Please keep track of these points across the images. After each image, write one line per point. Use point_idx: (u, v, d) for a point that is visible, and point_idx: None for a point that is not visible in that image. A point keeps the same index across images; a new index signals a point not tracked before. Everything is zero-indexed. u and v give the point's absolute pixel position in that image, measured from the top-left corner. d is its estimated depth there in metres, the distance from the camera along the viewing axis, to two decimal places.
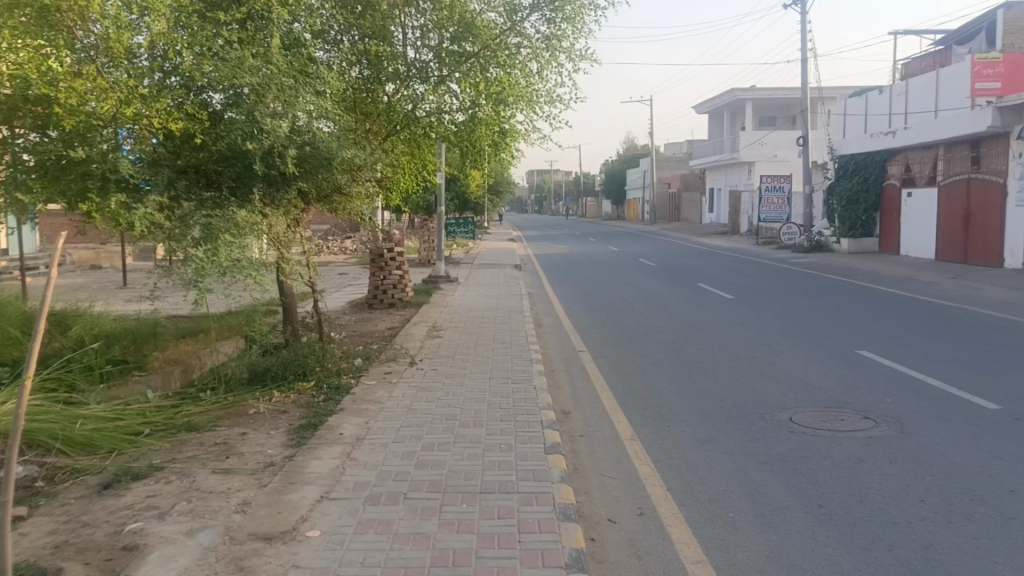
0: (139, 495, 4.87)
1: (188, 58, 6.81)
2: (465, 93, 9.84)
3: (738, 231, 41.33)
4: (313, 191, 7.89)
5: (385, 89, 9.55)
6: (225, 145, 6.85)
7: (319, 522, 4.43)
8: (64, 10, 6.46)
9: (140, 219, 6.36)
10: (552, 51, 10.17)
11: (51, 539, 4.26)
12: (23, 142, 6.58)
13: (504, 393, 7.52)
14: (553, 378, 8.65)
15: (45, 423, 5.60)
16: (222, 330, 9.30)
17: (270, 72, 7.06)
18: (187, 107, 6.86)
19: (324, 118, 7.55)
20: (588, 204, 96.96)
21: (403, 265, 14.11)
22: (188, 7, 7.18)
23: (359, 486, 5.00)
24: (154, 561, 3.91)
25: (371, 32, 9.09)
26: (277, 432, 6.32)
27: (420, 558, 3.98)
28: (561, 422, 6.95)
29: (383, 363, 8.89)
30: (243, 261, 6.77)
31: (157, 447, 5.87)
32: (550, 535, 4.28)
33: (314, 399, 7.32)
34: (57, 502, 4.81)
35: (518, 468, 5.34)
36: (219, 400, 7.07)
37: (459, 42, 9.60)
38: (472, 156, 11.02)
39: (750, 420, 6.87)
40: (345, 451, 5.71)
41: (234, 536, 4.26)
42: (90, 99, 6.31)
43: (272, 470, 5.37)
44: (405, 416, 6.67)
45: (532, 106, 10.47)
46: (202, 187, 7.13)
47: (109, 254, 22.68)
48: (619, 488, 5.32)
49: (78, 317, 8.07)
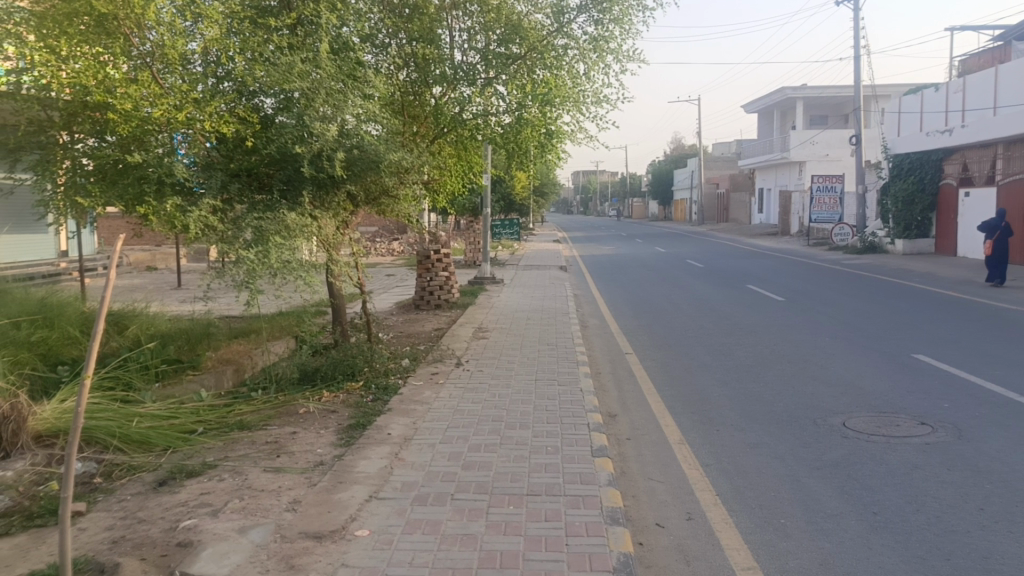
0: (193, 493, 4.97)
1: (241, 63, 6.96)
2: (512, 95, 9.81)
3: (787, 232, 40.66)
4: (362, 194, 7.97)
5: (432, 92, 9.61)
6: (276, 148, 7.00)
7: (367, 522, 4.47)
8: (121, 18, 6.57)
9: (194, 222, 6.52)
10: (599, 52, 10.11)
11: (108, 535, 4.36)
12: (82, 147, 6.83)
13: (550, 395, 7.51)
14: (599, 381, 8.62)
15: (103, 421, 5.74)
16: (273, 330, 9.45)
17: (319, 76, 7.12)
18: (239, 111, 7.01)
19: (373, 122, 7.62)
20: (634, 207, 97.21)
21: (449, 266, 14.20)
22: (240, 13, 7.29)
23: (406, 486, 5.03)
24: (207, 558, 3.98)
25: (419, 36, 9.29)
26: (326, 432, 6.40)
27: (467, 559, 3.99)
28: (607, 424, 6.91)
29: (430, 364, 8.94)
30: (293, 263, 6.83)
31: (210, 445, 6.00)
32: (598, 538, 4.25)
33: (362, 400, 7.40)
34: (114, 499, 4.93)
35: (564, 470, 5.32)
36: (270, 399, 7.21)
37: (506, 45, 9.60)
38: (518, 160, 10.91)
39: (801, 424, 6.75)
40: (393, 451, 5.77)
41: (284, 534, 4.32)
42: (145, 104, 6.45)
43: (321, 469, 5.44)
44: (452, 417, 6.70)
45: (579, 108, 10.37)
46: (254, 189, 7.34)
47: (164, 256, 23.24)
48: (667, 492, 5.27)
49: (134, 317, 8.27)
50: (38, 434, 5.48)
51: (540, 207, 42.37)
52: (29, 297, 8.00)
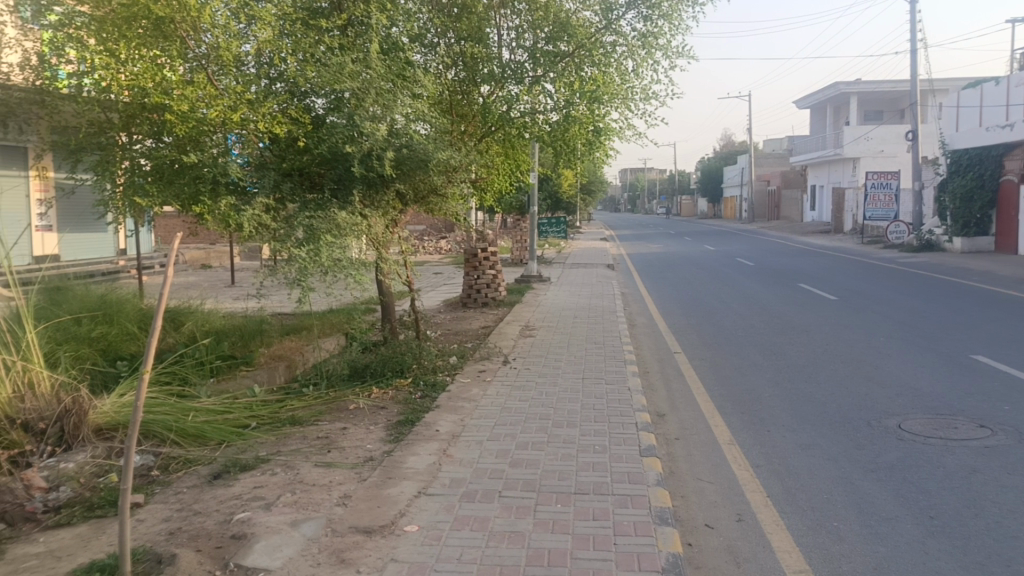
0: (246, 486, 5.07)
1: (293, 65, 7.07)
2: (561, 93, 9.79)
3: (841, 230, 39.87)
4: (411, 193, 8.03)
5: (480, 90, 9.65)
6: (327, 148, 7.09)
7: (416, 517, 4.51)
8: (177, 22, 6.71)
9: (248, 220, 6.65)
10: (648, 49, 10.02)
11: (166, 526, 4.47)
12: (140, 148, 7.03)
13: (598, 393, 7.48)
14: (648, 380, 8.56)
15: (160, 414, 5.89)
16: (324, 327, 9.58)
17: (369, 76, 7.20)
18: (291, 111, 7.12)
19: (422, 121, 7.67)
20: (683, 205, 96.36)
21: (496, 265, 14.25)
22: (292, 15, 7.39)
23: (455, 482, 5.06)
24: (261, 550, 4.05)
25: (467, 35, 9.33)
26: (375, 428, 6.47)
27: (515, 556, 4.00)
28: (656, 424, 6.86)
29: (477, 362, 8.98)
30: (343, 261, 6.92)
31: (263, 440, 6.12)
32: (646, 538, 4.23)
33: (411, 396, 7.46)
34: (171, 491, 5.06)
35: (612, 470, 5.30)
36: (321, 395, 7.32)
37: (554, 42, 9.59)
38: (565, 158, 10.88)
39: (855, 426, 6.62)
40: (441, 447, 5.81)
41: (335, 528, 4.38)
42: (200, 105, 6.59)
43: (371, 465, 5.50)
44: (500, 415, 6.72)
45: (628, 104, 10.28)
46: (306, 188, 7.46)
47: (219, 254, 23.73)
48: (717, 493, 5.22)
49: (190, 314, 8.47)
50: (99, 427, 5.63)
51: (587, 205, 42.23)
52: (89, 294, 8.24)
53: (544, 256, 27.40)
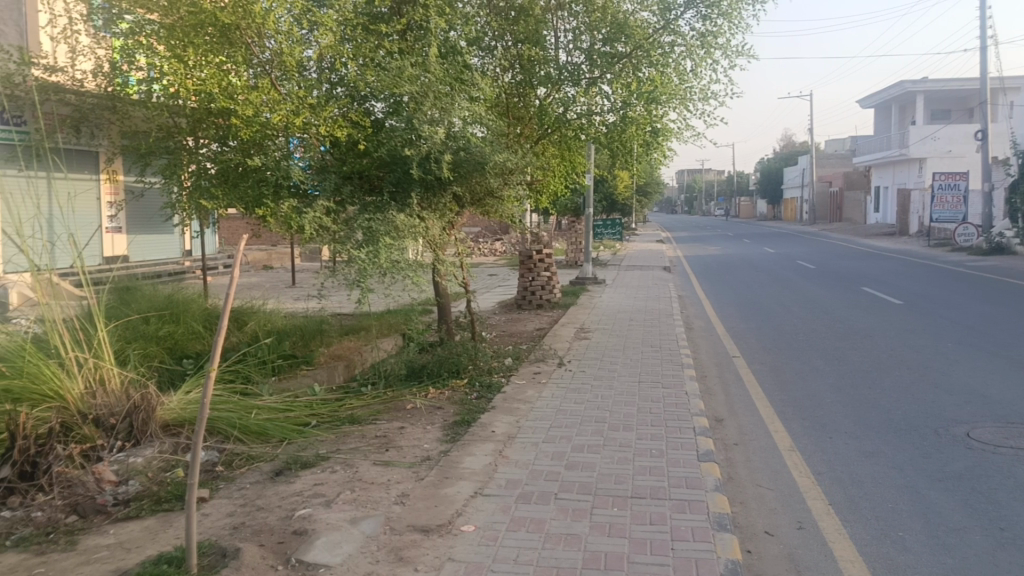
0: (307, 483, 5.17)
1: (353, 69, 7.20)
2: (618, 94, 9.69)
3: (906, 232, 38.83)
4: (467, 195, 8.09)
5: (537, 92, 9.68)
6: (387, 151, 7.18)
7: (473, 518, 4.55)
8: (243, 28, 6.91)
9: (308, 222, 6.81)
10: (707, 48, 9.91)
11: (230, 520, 4.59)
12: (206, 152, 7.24)
13: (655, 397, 7.42)
14: (706, 384, 8.46)
15: (225, 412, 6.03)
16: (382, 327, 9.72)
17: (428, 80, 7.28)
18: (352, 115, 7.24)
19: (479, 123, 7.72)
20: (742, 206, 94.93)
21: (552, 266, 14.26)
22: (353, 21, 7.50)
23: (511, 484, 5.08)
24: (321, 546, 4.13)
25: (524, 37, 9.36)
26: (432, 427, 6.54)
27: (571, 559, 4.00)
28: (714, 429, 6.78)
29: (532, 364, 9.00)
30: (402, 263, 7.00)
31: (323, 438, 6.23)
32: (705, 544, 4.19)
33: (467, 397, 7.51)
34: (235, 487, 5.19)
35: (670, 474, 5.26)
36: (379, 395, 7.42)
37: (611, 43, 9.54)
38: (622, 159, 10.77)
39: (921, 434, 6.44)
40: (497, 448, 5.84)
41: (393, 526, 4.44)
42: (264, 110, 6.74)
43: (428, 464, 5.56)
44: (556, 416, 6.73)
45: (686, 105, 10.14)
46: (365, 191, 7.57)
47: (280, 256, 24.25)
48: (777, 500, 5.14)
49: (253, 314, 8.67)
50: (166, 423, 5.81)
51: (643, 207, 41.96)
52: (157, 294, 8.49)
53: (599, 258, 27.31)
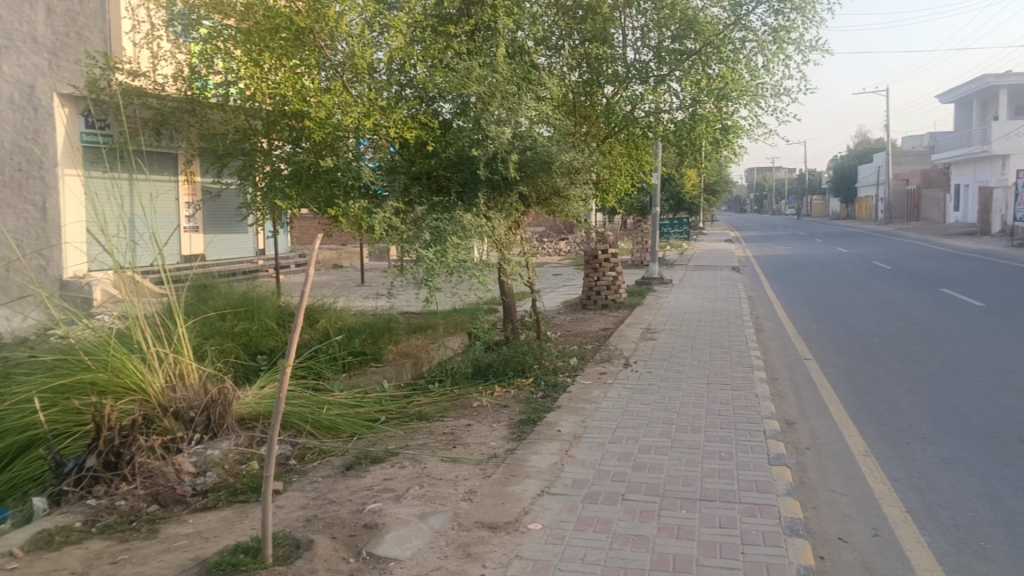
0: (377, 478, 5.26)
1: (422, 71, 7.31)
2: (687, 91, 9.58)
3: (987, 231, 37.36)
4: (533, 195, 8.11)
5: (604, 91, 9.66)
6: (454, 151, 7.25)
7: (540, 516, 4.56)
8: (317, 32, 7.09)
9: (378, 223, 6.95)
10: (779, 44, 9.71)
11: (303, 513, 4.70)
12: (279, 154, 7.44)
13: (724, 399, 7.32)
14: (776, 387, 8.30)
15: (297, 406, 6.19)
16: (448, 326, 9.82)
17: (495, 81, 7.36)
18: (420, 116, 7.34)
19: (545, 123, 7.74)
20: (814, 204, 92.69)
21: (617, 266, 14.21)
22: (423, 23, 7.60)
23: (577, 483, 5.08)
24: (391, 540, 4.20)
25: (592, 36, 9.34)
26: (498, 425, 6.58)
27: (639, 560, 3.98)
28: (785, 432, 6.65)
29: (598, 364, 8.97)
30: (468, 262, 7.06)
31: (391, 433, 6.33)
32: (776, 549, 4.11)
33: (533, 396, 7.53)
34: (307, 480, 5.31)
35: (739, 478, 5.18)
36: (446, 392, 7.50)
37: (680, 41, 9.45)
38: (691, 158, 10.61)
39: (1004, 441, 6.20)
40: (563, 448, 5.84)
41: (462, 522, 4.48)
42: (336, 112, 6.88)
43: (495, 462, 5.59)
44: (622, 417, 6.69)
45: (757, 101, 9.94)
46: (433, 191, 7.66)
47: (349, 255, 24.69)
48: (851, 506, 5.01)
49: (324, 312, 8.85)
50: (242, 417, 5.99)
51: (711, 206, 41.35)
52: (232, 292, 8.74)
53: (666, 257, 27.05)
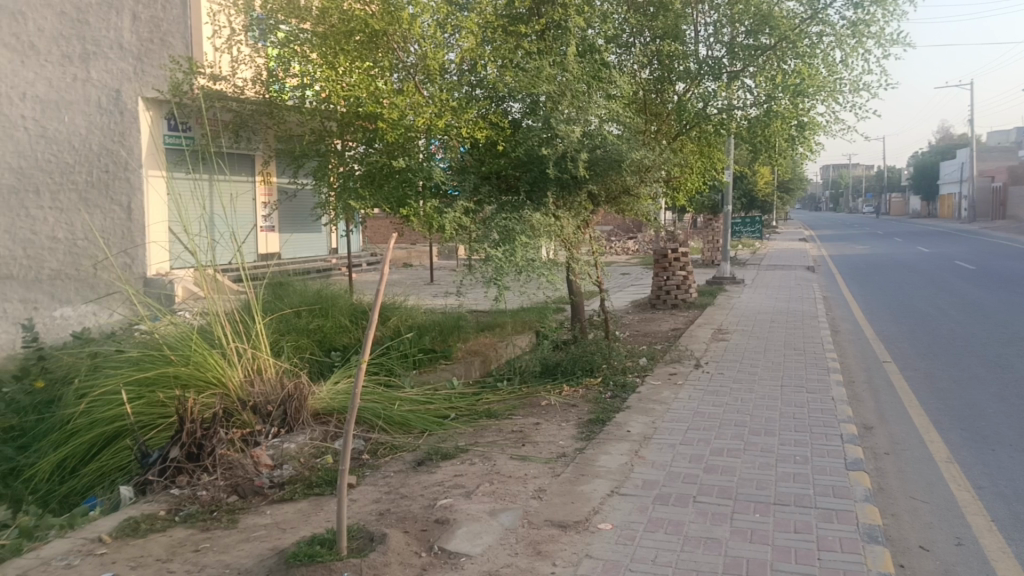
0: (448, 474, 5.32)
1: (493, 71, 7.37)
2: (761, 87, 9.41)
3: None
4: (602, 193, 8.06)
5: (675, 88, 9.58)
6: (524, 151, 7.27)
7: (610, 516, 4.55)
8: (391, 34, 7.24)
9: (448, 222, 7.05)
10: (858, 38, 9.44)
11: (376, 507, 4.79)
12: (352, 155, 7.58)
13: (799, 402, 7.16)
14: (853, 390, 8.08)
15: (370, 402, 6.31)
16: (516, 324, 9.86)
17: (565, 79, 7.36)
18: (491, 116, 7.40)
19: (615, 121, 7.70)
20: (893, 202, 89.76)
21: (687, 265, 14.03)
22: (495, 22, 7.65)
23: (648, 484, 5.04)
24: (462, 536, 4.25)
25: (663, 33, 9.25)
26: (567, 424, 6.58)
27: (711, 563, 3.94)
28: (863, 436, 6.47)
29: (668, 364, 8.88)
30: (537, 261, 7.05)
31: (462, 430, 6.39)
32: (854, 556, 4.01)
33: (601, 396, 7.50)
34: (380, 474, 5.41)
35: (815, 482, 5.06)
36: (514, 390, 7.53)
37: (754, 36, 9.29)
38: (765, 154, 10.35)
39: None
40: (633, 448, 5.80)
41: (531, 520, 4.50)
42: (408, 113, 6.98)
43: (564, 461, 5.59)
44: (693, 418, 6.62)
45: (835, 97, 9.63)
46: (502, 190, 7.70)
47: (419, 254, 24.98)
48: (933, 513, 4.85)
49: (395, 310, 8.98)
50: (317, 412, 6.13)
51: (784, 205, 40.48)
52: (307, 290, 8.95)
53: (737, 257, 26.57)
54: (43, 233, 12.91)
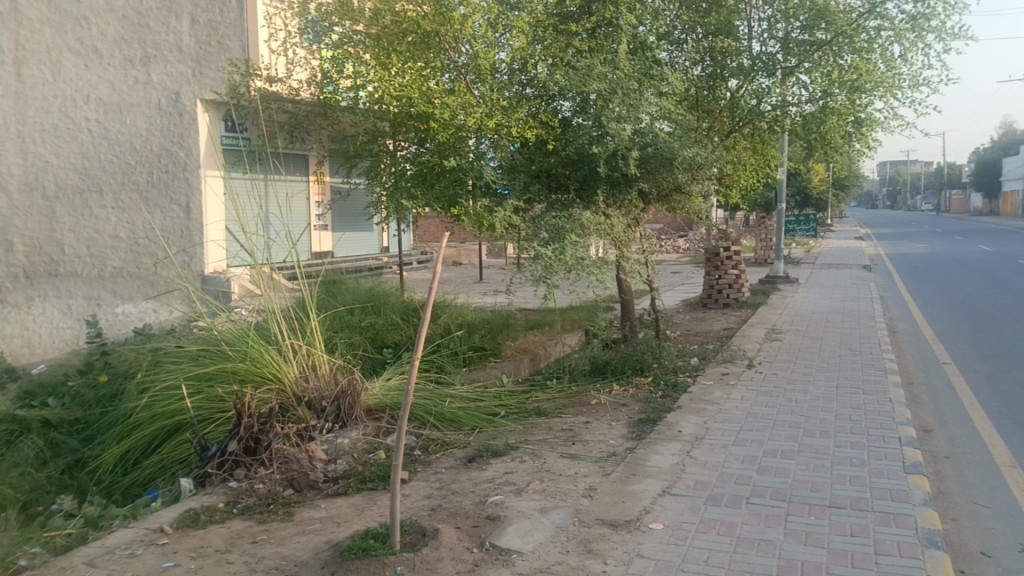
0: (498, 471, 5.36)
1: (544, 70, 7.41)
2: (817, 83, 9.24)
3: None
4: (653, 191, 7.93)
5: (728, 85, 9.41)
6: (574, 149, 7.27)
7: (661, 516, 4.53)
8: (442, 35, 7.31)
9: (498, 221, 7.11)
10: (918, 31, 9.21)
11: (428, 502, 4.84)
12: (404, 155, 7.64)
13: (855, 403, 7.02)
14: (912, 392, 7.90)
15: (421, 398, 6.39)
16: (566, 323, 9.85)
17: (616, 77, 7.26)
18: (541, 115, 7.43)
19: (666, 118, 7.64)
20: (954, 200, 87.34)
21: (740, 264, 13.85)
22: (545, 22, 7.70)
23: (700, 485, 5.01)
24: (513, 533, 4.27)
25: (716, 29, 9.17)
26: (618, 424, 6.56)
27: (765, 565, 3.89)
28: (922, 439, 6.32)
29: (719, 364, 8.79)
30: (586, 260, 7.02)
31: (511, 428, 6.42)
32: (912, 560, 3.93)
33: (652, 395, 7.46)
34: (431, 470, 5.47)
35: (872, 485, 4.97)
36: (564, 389, 7.54)
37: (810, 31, 9.18)
38: (820, 151, 10.14)
39: None
40: (684, 448, 5.76)
41: (582, 518, 4.50)
42: (460, 113, 7.02)
43: (615, 460, 5.58)
44: (746, 419, 6.54)
45: (894, 92, 9.42)
46: (552, 189, 7.72)
47: (468, 252, 25.12)
48: (995, 519, 4.72)
49: (445, 308, 9.05)
50: (369, 408, 6.23)
51: (840, 203, 39.67)
52: (359, 287, 9.06)
53: (791, 255, 26.14)
54: (106, 232, 13.31)
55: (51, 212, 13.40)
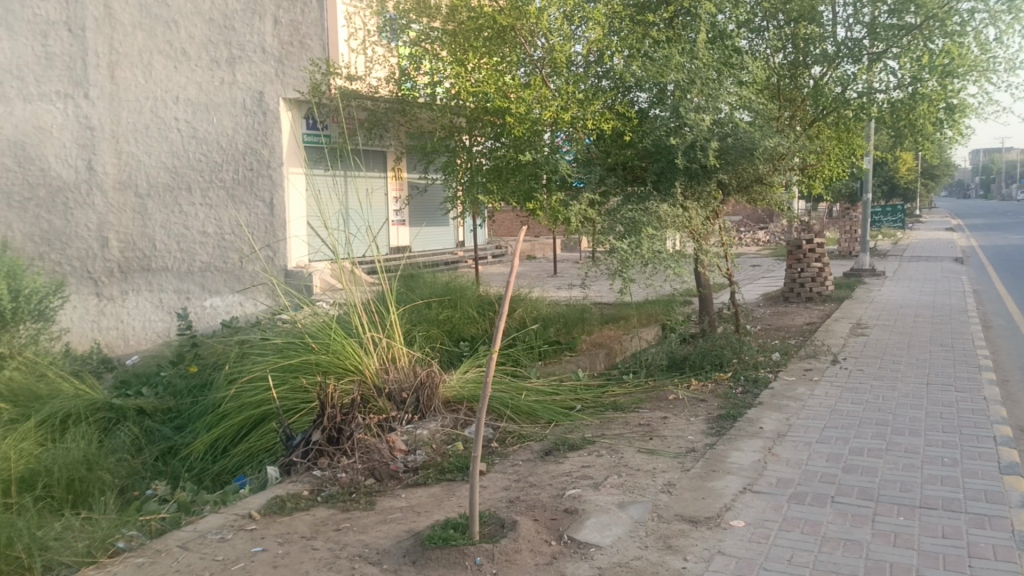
0: (575, 464, 5.36)
1: (620, 61, 7.35)
2: (906, 69, 8.90)
3: None
4: (733, 182, 7.79)
5: (811, 72, 9.22)
6: (651, 141, 7.18)
7: (743, 513, 4.45)
8: (518, 29, 7.31)
9: (574, 214, 7.09)
10: (1015, 13, 8.78)
11: (506, 494, 4.88)
12: (480, 149, 7.72)
13: (946, 401, 6.75)
14: (1008, 390, 7.54)
15: (498, 391, 6.44)
16: (643, 317, 9.77)
17: (695, 66, 7.18)
18: (617, 107, 7.38)
19: (747, 108, 7.47)
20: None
21: (823, 257, 13.47)
22: (621, 12, 7.58)
23: (782, 482, 4.90)
24: (592, 527, 4.27)
25: (799, 16, 8.91)
26: (697, 419, 6.47)
27: (852, 566, 3.79)
28: (1019, 439, 6.04)
29: (802, 360, 8.57)
30: (664, 253, 6.91)
31: (588, 422, 6.41)
32: (1009, 564, 3.77)
33: (731, 391, 7.33)
34: (509, 463, 5.51)
35: (965, 486, 4.78)
36: (641, 384, 7.48)
37: (898, 15, 8.83)
38: (909, 139, 9.76)
39: None
40: (766, 445, 5.65)
41: (661, 513, 4.47)
42: (535, 106, 7.07)
43: (694, 456, 5.51)
44: (830, 416, 6.37)
45: (989, 76, 9.05)
46: (628, 181, 7.66)
47: (543, 247, 25.14)
48: None
49: (521, 301, 9.07)
50: (447, 400, 6.31)
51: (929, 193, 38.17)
52: (437, 281, 9.17)
53: (877, 248, 25.28)
54: (195, 228, 13.81)
55: (144, 210, 13.95)
